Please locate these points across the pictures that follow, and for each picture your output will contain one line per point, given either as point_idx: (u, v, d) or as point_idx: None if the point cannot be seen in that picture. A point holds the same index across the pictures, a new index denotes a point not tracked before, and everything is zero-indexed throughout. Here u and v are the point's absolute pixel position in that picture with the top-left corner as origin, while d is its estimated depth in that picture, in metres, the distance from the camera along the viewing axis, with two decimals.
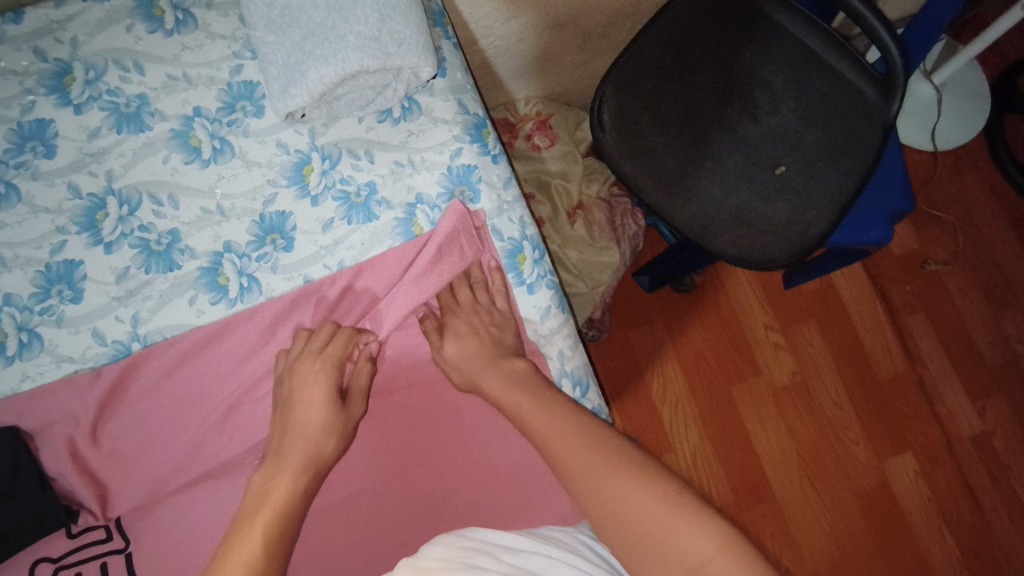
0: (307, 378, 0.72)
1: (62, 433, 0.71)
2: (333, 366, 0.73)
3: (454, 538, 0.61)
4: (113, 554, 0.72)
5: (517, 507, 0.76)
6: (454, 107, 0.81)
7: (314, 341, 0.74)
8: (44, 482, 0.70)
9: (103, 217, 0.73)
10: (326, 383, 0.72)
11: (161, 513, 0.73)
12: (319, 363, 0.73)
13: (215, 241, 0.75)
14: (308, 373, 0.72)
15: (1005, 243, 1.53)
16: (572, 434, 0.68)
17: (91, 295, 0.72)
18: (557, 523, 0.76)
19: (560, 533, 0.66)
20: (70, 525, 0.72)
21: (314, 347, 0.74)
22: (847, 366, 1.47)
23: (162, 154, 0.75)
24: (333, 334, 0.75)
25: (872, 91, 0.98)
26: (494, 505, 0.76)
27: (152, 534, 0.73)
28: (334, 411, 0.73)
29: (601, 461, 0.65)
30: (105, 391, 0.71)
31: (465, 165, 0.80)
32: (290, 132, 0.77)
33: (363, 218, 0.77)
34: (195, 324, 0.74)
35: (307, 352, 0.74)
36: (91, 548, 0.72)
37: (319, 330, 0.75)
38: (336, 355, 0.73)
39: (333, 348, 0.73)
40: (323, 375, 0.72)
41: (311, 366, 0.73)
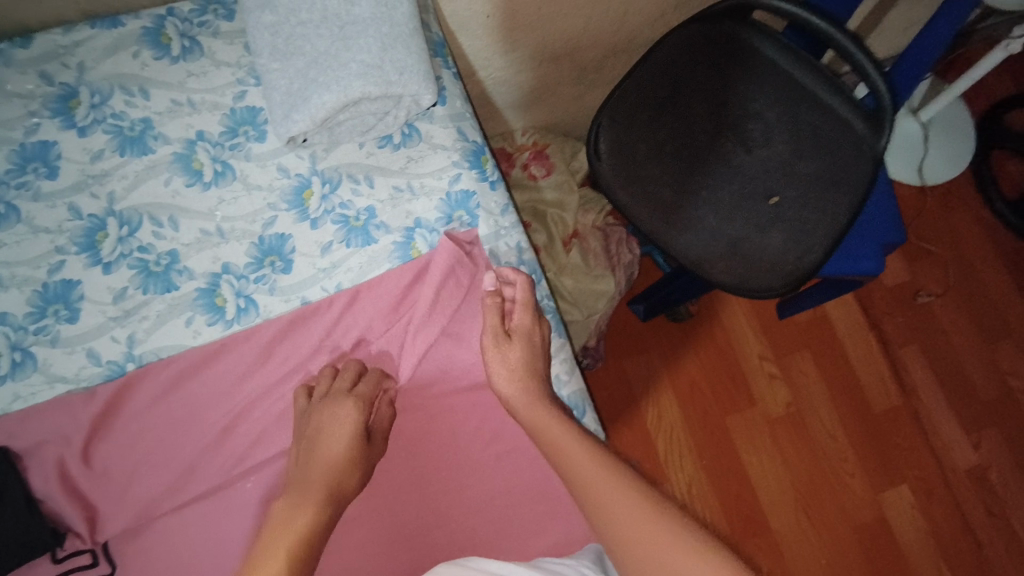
0: (337, 415, 0.71)
1: (52, 453, 0.70)
2: (363, 405, 0.73)
3: (455, 569, 0.62)
4: None
5: (512, 535, 0.75)
6: (453, 134, 0.83)
7: (341, 379, 0.74)
8: (32, 505, 0.69)
9: (103, 238, 0.74)
10: (355, 422, 0.72)
11: (149, 537, 0.71)
12: (347, 400, 0.72)
13: (213, 262, 0.75)
14: (337, 407, 0.71)
15: (994, 275, 1.55)
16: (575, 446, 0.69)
17: (87, 315, 0.72)
18: (551, 550, 0.75)
19: (562, 566, 0.65)
20: (55, 550, 0.69)
21: (342, 385, 0.73)
22: (841, 397, 1.47)
23: (164, 177, 0.76)
24: (362, 376, 0.75)
25: (863, 124, 0.99)
26: (489, 532, 0.75)
27: (140, 559, 0.71)
28: (359, 447, 0.72)
29: (605, 476, 0.66)
30: (99, 411, 0.71)
31: (464, 191, 0.81)
32: (291, 157, 0.79)
33: (362, 241, 0.78)
34: (190, 345, 0.73)
35: (334, 392, 0.73)
36: (78, 574, 0.70)
37: (345, 370, 0.74)
38: (367, 395, 0.73)
39: (365, 390, 0.74)
40: (354, 413, 0.71)
41: (342, 405, 0.71)
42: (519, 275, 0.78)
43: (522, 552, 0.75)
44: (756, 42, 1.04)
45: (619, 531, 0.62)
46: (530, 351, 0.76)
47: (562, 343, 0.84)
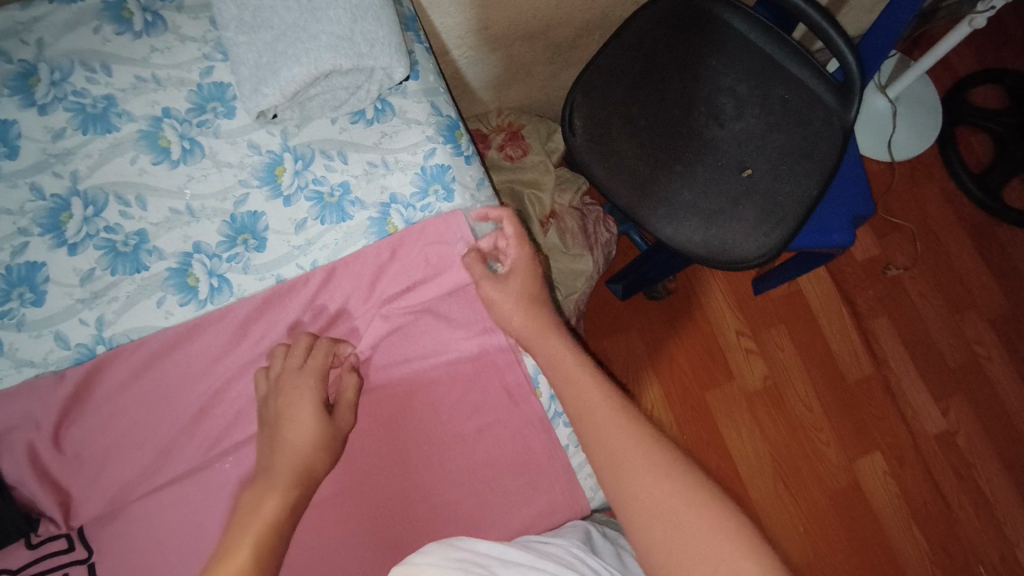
0: (292, 397, 0.69)
1: (22, 437, 0.68)
2: (318, 380, 0.70)
3: (446, 548, 0.60)
4: (76, 564, 0.68)
5: (496, 506, 0.74)
6: (426, 109, 0.82)
7: (292, 357, 0.71)
8: (3, 491, 0.67)
9: (67, 218, 0.72)
10: (312, 400, 0.69)
11: (126, 519, 0.69)
12: (303, 378, 0.70)
13: (184, 241, 0.74)
14: (292, 390, 0.69)
15: (961, 246, 1.59)
16: (602, 412, 0.67)
17: (54, 297, 0.70)
18: (535, 521, 0.75)
19: (550, 546, 0.64)
20: (30, 535, 0.68)
21: (294, 362, 0.71)
22: (816, 369, 1.50)
23: (130, 155, 0.74)
24: (311, 347, 0.73)
25: (832, 98, 1.02)
26: (474, 505, 0.74)
27: (116, 543, 0.68)
28: (322, 425, 0.69)
29: (632, 443, 0.64)
30: (71, 394, 0.69)
31: (439, 165, 0.80)
32: (261, 133, 0.77)
33: (337, 218, 0.77)
34: (163, 326, 0.72)
35: (287, 370, 0.71)
36: (52, 560, 0.68)
37: (296, 345, 0.72)
38: (318, 369, 0.71)
39: (314, 363, 0.71)
40: (308, 391, 0.69)
41: (296, 384, 0.70)
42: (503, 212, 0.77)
43: (503, 527, 0.74)
44: (725, 17, 1.05)
45: (633, 504, 0.61)
46: (512, 324, 0.76)
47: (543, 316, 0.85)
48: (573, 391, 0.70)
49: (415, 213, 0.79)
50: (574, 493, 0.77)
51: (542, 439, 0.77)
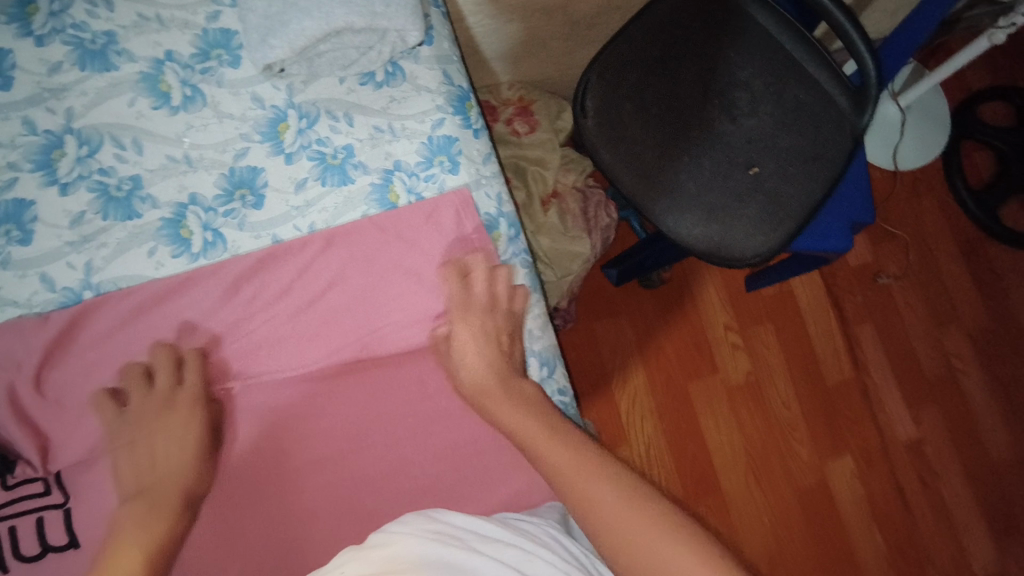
0: (170, 420, 0.66)
1: (4, 377, 0.67)
2: (196, 399, 0.68)
3: (424, 520, 0.60)
4: (51, 508, 0.66)
5: (477, 483, 0.74)
6: (438, 77, 0.80)
7: (162, 378, 0.68)
8: None
9: (59, 156, 0.69)
10: (193, 421, 0.67)
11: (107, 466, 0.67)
12: (178, 401, 0.67)
13: (179, 192, 0.72)
14: (168, 409, 0.66)
15: (952, 261, 1.60)
16: (580, 460, 0.60)
17: (42, 238, 0.68)
18: (512, 501, 0.75)
19: (529, 525, 0.65)
20: (6, 477, 0.66)
21: (166, 382, 0.68)
22: (798, 368, 1.52)
23: (128, 97, 0.71)
24: (181, 364, 0.69)
25: (845, 101, 1.00)
26: (453, 480, 0.74)
27: (95, 490, 0.67)
28: (203, 439, 0.67)
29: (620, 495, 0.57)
30: (56, 337, 0.68)
31: (446, 136, 0.79)
32: (266, 87, 0.75)
33: (338, 181, 0.75)
34: (153, 277, 0.70)
35: (157, 392, 0.67)
36: (29, 503, 0.66)
37: (162, 363, 0.68)
38: (195, 387, 0.68)
39: (191, 380, 0.68)
40: (189, 415, 0.67)
41: (169, 408, 0.67)
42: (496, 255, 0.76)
43: (481, 502, 0.74)
44: (744, 9, 1.04)
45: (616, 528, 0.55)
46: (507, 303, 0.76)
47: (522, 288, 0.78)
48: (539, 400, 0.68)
49: (418, 183, 0.77)
50: None
51: None
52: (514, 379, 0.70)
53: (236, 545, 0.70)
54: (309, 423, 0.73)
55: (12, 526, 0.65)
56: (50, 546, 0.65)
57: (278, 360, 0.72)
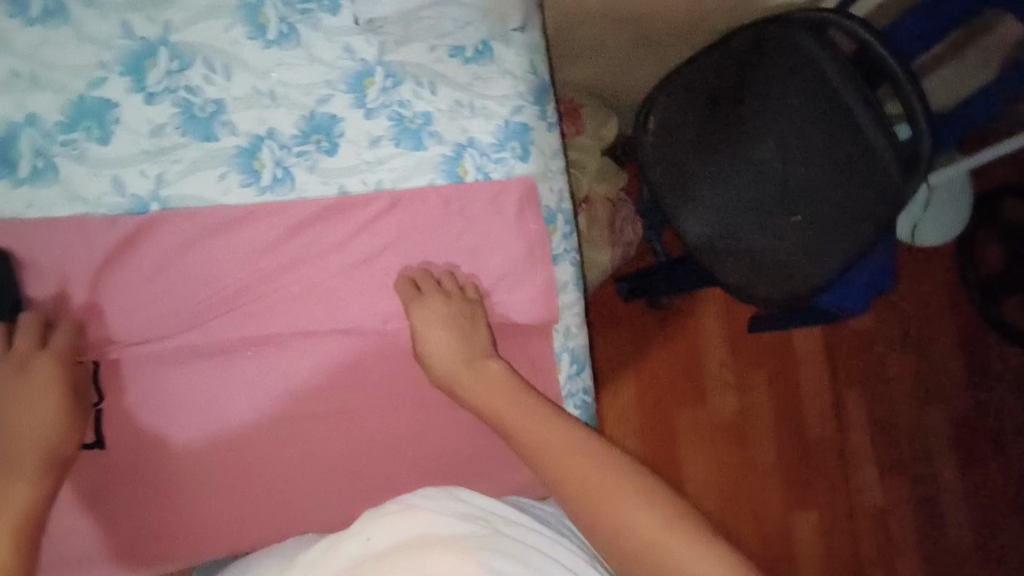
0: (29, 386, 0.59)
1: (56, 272, 0.65)
2: (64, 363, 0.62)
3: (449, 498, 0.60)
4: None
5: (495, 470, 0.73)
6: (524, 65, 0.82)
7: (20, 339, 0.61)
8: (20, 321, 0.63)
9: (151, 65, 0.70)
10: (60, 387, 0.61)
11: (148, 375, 0.68)
12: (40, 364, 0.61)
13: (259, 124, 0.72)
14: (28, 372, 0.60)
15: (948, 343, 1.64)
16: (558, 433, 0.62)
17: (120, 141, 0.68)
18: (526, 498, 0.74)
19: (534, 506, 0.68)
20: None
21: (27, 343, 0.61)
22: (782, 418, 1.56)
23: (226, 22, 0.73)
24: (51, 326, 0.63)
25: (896, 169, 1.00)
26: (468, 462, 0.73)
27: (133, 393, 0.68)
28: (69, 406, 0.61)
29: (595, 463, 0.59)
30: (116, 241, 0.66)
31: (522, 124, 0.80)
32: (360, 41, 0.77)
33: (412, 145, 0.77)
34: (220, 203, 0.70)
35: (18, 355, 0.60)
36: None
37: (23, 325, 0.62)
38: (63, 350, 0.62)
39: (58, 342, 0.62)
40: (54, 380, 0.61)
41: (29, 373, 0.60)
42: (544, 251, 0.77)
43: (494, 488, 0.73)
44: (818, 59, 1.01)
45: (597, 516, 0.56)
46: (551, 296, 0.77)
47: (569, 282, 0.79)
48: (511, 386, 0.67)
49: (488, 163, 0.78)
50: None
51: None
52: (478, 357, 0.69)
53: (246, 480, 0.70)
54: (337, 379, 0.71)
55: None
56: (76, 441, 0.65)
57: (322, 311, 0.71)
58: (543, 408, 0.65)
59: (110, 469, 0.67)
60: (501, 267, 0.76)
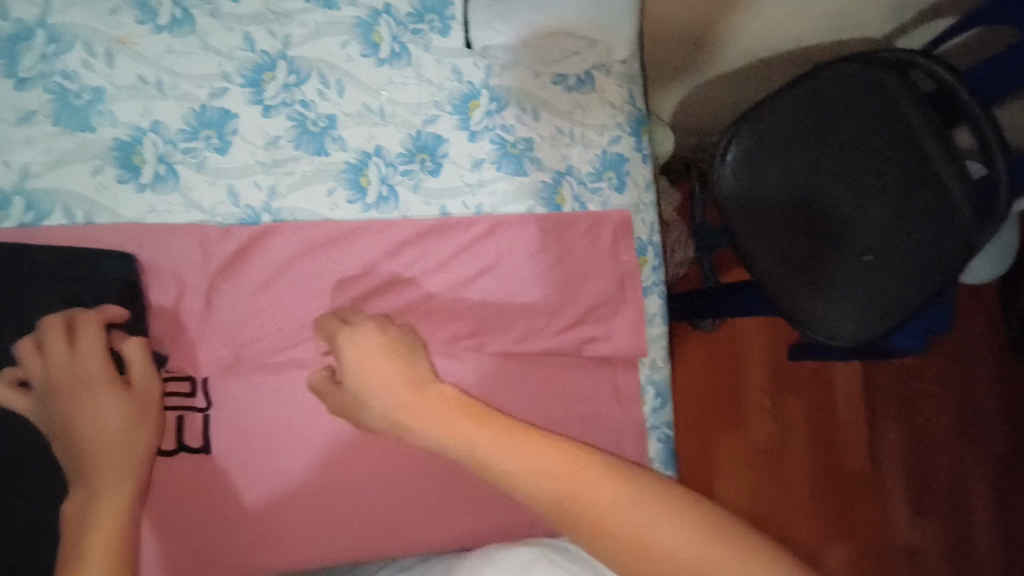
0: (72, 390, 0.56)
1: (173, 278, 0.66)
2: (101, 360, 0.58)
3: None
4: (191, 411, 0.66)
5: None
6: (624, 95, 0.82)
7: (53, 349, 0.57)
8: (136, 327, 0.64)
9: (269, 78, 0.71)
10: (103, 383, 0.57)
11: (254, 383, 0.67)
12: (82, 366, 0.57)
13: (367, 141, 0.73)
14: (71, 379, 0.56)
15: (990, 381, 1.56)
16: (548, 459, 0.50)
17: (237, 151, 0.70)
18: None
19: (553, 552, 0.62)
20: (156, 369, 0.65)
21: (59, 352, 0.57)
22: (815, 449, 1.52)
23: (342, 39, 0.74)
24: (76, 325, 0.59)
25: (969, 215, 0.92)
26: None
27: (238, 402, 0.67)
28: (117, 395, 0.57)
29: (553, 475, 0.49)
30: (233, 250, 0.68)
31: (619, 154, 0.81)
32: (468, 63, 0.77)
33: (513, 169, 0.77)
34: (327, 217, 0.71)
35: (55, 366, 0.56)
36: (172, 400, 0.65)
37: (49, 335, 0.58)
38: (98, 347, 0.58)
39: (88, 341, 0.58)
40: (97, 377, 0.57)
41: (67, 379, 0.56)
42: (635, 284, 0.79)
43: None
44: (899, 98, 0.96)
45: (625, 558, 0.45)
46: (640, 329, 0.78)
47: (658, 315, 0.80)
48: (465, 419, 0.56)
49: (585, 192, 0.79)
50: None
51: (637, 451, 0.77)
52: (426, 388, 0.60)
53: (338, 499, 0.67)
54: None
55: None
56: (186, 446, 0.65)
57: (419, 331, 0.72)
58: (525, 429, 0.54)
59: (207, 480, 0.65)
60: (596, 299, 0.77)
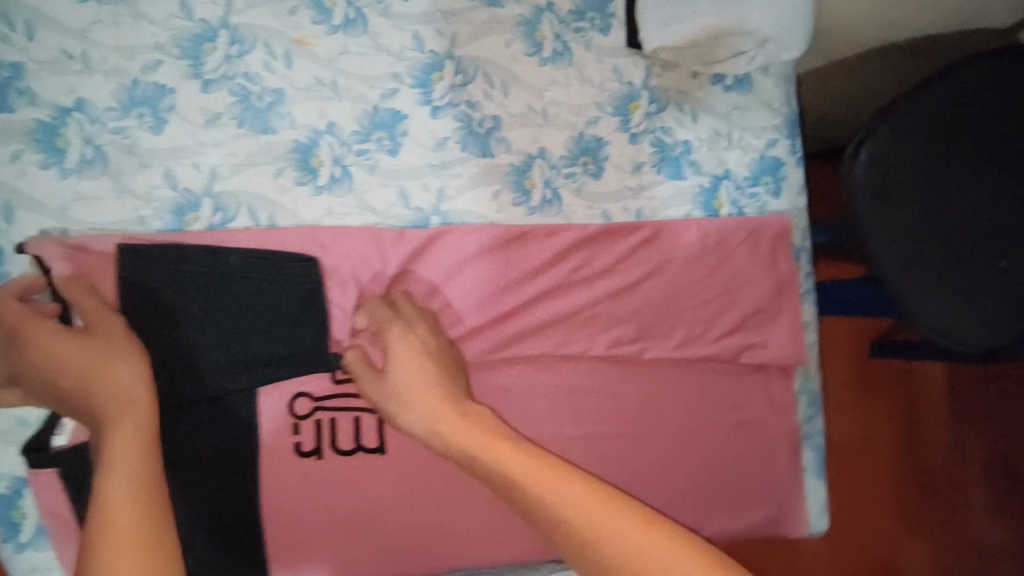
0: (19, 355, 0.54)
1: (352, 281, 0.67)
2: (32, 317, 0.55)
3: None
4: (367, 412, 0.67)
5: (729, 501, 0.76)
6: (783, 95, 0.79)
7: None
8: (325, 330, 0.67)
9: (438, 79, 0.70)
10: (41, 334, 0.54)
11: None
12: (25, 327, 0.55)
13: (532, 143, 0.73)
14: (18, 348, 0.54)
15: None
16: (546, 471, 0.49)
17: (408, 153, 0.70)
18: (753, 528, 0.77)
19: None
20: (336, 370, 0.67)
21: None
22: (894, 453, 1.18)
23: (507, 37, 0.72)
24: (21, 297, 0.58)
25: None
26: (708, 493, 0.76)
27: None
28: (54, 337, 0.53)
29: (559, 493, 0.48)
30: (407, 255, 0.69)
31: (776, 158, 0.79)
32: (628, 62, 0.76)
33: (671, 173, 0.77)
34: (493, 220, 0.72)
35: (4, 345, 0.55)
36: (354, 401, 0.67)
37: None
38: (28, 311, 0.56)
39: (14, 312, 0.55)
40: (33, 331, 0.54)
41: (14, 351, 0.54)
42: (788, 292, 0.79)
43: (727, 518, 0.76)
44: None
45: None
46: (794, 337, 0.78)
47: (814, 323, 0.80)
48: (485, 428, 0.55)
49: (743, 197, 0.78)
50: (796, 514, 0.79)
51: (785, 455, 0.78)
52: (461, 398, 0.58)
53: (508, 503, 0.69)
54: (591, 402, 0.73)
55: (334, 421, 0.67)
56: (363, 446, 0.67)
57: (580, 335, 0.73)
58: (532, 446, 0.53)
59: (384, 479, 0.68)
60: (750, 308, 0.77)
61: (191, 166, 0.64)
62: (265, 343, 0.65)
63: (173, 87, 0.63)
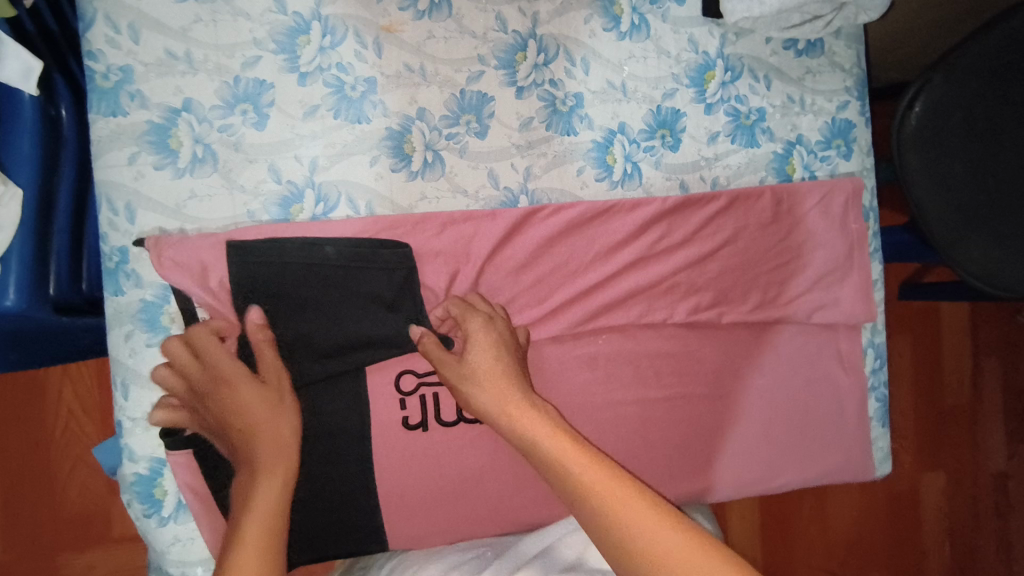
0: (209, 389, 0.61)
1: (449, 262, 0.70)
2: (224, 357, 0.61)
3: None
4: None
5: (804, 452, 0.80)
6: (853, 56, 0.80)
7: (179, 356, 0.62)
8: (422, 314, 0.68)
9: (522, 59, 0.71)
10: (233, 377, 0.60)
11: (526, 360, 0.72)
12: (217, 365, 0.61)
13: (612, 118, 0.74)
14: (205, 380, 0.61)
15: None
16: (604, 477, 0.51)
17: (495, 135, 0.71)
18: (826, 477, 0.81)
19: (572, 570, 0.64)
20: None
21: (189, 360, 0.62)
22: (922, 390, 1.20)
23: (585, 13, 0.73)
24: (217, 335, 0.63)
25: None
26: (784, 446, 0.79)
27: None
28: (248, 388, 0.60)
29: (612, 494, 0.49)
30: (499, 234, 0.70)
31: (848, 120, 0.80)
32: (703, 32, 0.76)
33: (746, 140, 0.78)
34: (579, 196, 0.74)
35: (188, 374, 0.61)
36: None
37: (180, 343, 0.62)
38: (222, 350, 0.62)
39: (211, 347, 0.62)
40: (229, 373, 0.61)
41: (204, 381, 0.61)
42: (857, 252, 0.81)
43: (801, 468, 0.80)
44: None
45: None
46: (863, 295, 0.81)
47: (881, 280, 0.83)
48: (549, 429, 0.56)
49: (815, 161, 0.80)
50: (867, 464, 0.82)
51: (855, 407, 0.82)
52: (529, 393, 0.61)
53: None
54: (674, 367, 0.76)
55: (438, 394, 0.68)
56: (464, 416, 0.69)
57: (661, 304, 0.76)
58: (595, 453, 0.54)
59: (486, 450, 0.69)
60: (820, 268, 0.80)
61: (293, 159, 0.67)
62: (362, 327, 0.66)
63: (272, 81, 0.66)
